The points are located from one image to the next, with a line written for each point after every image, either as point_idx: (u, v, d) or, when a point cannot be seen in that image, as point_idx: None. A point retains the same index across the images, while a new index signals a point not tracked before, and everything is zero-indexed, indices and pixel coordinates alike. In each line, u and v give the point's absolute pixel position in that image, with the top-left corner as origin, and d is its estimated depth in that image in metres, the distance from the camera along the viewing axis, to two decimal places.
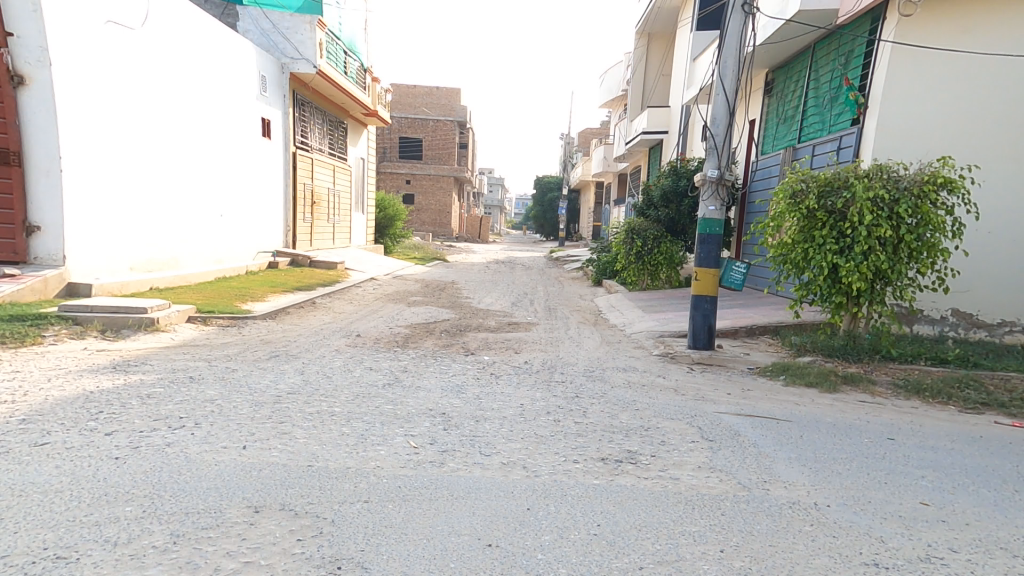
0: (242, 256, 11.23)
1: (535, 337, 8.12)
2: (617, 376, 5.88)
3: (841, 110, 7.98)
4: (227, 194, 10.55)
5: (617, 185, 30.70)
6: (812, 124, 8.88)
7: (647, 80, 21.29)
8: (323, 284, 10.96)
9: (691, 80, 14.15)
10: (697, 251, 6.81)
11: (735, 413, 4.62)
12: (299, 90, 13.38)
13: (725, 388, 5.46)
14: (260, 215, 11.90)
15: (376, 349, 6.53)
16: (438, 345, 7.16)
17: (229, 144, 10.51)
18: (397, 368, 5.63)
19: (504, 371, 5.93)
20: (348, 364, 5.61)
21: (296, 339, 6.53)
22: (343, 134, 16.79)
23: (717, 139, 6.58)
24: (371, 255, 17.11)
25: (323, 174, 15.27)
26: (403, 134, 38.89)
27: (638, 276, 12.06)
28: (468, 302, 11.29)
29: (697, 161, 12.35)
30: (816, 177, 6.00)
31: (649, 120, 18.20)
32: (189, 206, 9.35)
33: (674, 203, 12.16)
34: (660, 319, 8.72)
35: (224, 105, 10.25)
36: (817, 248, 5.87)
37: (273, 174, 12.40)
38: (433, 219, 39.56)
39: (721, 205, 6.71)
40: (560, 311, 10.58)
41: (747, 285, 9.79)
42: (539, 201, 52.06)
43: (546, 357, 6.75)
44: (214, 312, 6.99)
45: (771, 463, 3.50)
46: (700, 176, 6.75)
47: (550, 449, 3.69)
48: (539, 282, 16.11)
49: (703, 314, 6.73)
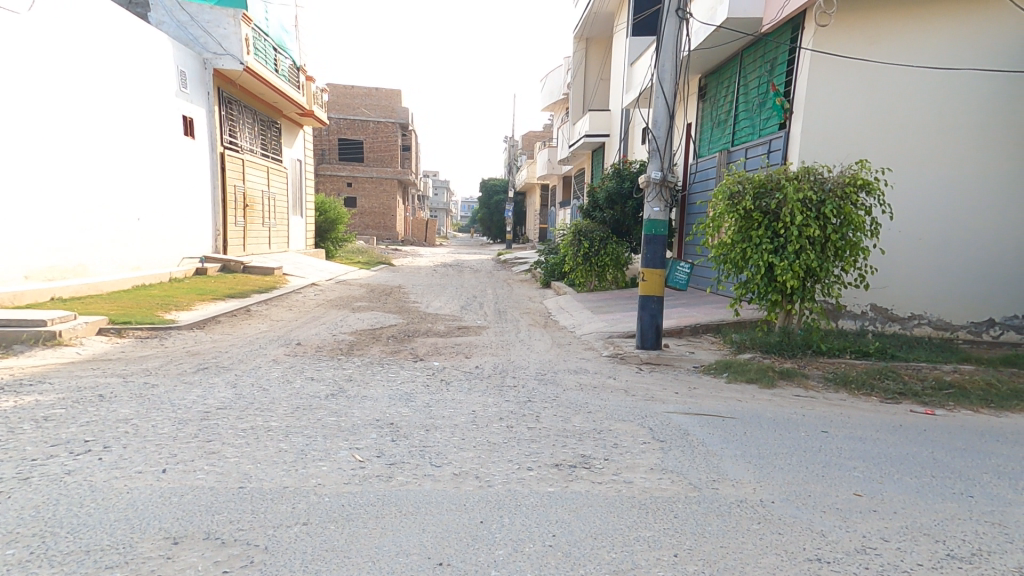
0: (164, 262, 10.43)
1: (485, 341, 8.00)
2: (569, 379, 5.87)
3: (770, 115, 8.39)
4: (144, 196, 9.75)
5: (562, 188, 31.09)
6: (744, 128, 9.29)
7: (587, 86, 21.70)
8: (258, 290, 10.37)
9: (629, 86, 14.52)
10: (644, 252, 6.92)
11: (683, 412, 4.70)
12: (225, 87, 12.62)
13: (673, 387, 5.56)
14: (185, 219, 11.08)
15: (318, 358, 6.20)
16: (385, 352, 6.90)
17: (145, 142, 9.73)
18: (341, 377, 5.35)
19: (455, 376, 5.78)
20: (287, 375, 5.28)
21: (228, 350, 6.08)
22: (276, 134, 16.03)
23: (658, 141, 6.73)
24: (312, 260, 16.41)
25: (257, 175, 14.48)
26: (342, 135, 37.60)
27: (586, 278, 12.22)
28: (416, 306, 11.02)
29: (638, 164, 12.66)
30: (751, 179, 6.20)
31: (591, 125, 18.54)
32: (98, 209, 8.57)
33: (617, 206, 12.39)
34: (608, 320, 8.83)
35: (136, 100, 9.47)
36: (754, 247, 6.08)
37: (198, 175, 11.60)
38: (378, 222, 38.61)
39: (665, 206, 6.88)
40: (510, 314, 10.52)
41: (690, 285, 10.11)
42: (485, 204, 52.01)
43: (497, 361, 6.65)
44: (130, 323, 6.41)
45: (719, 461, 3.55)
46: (644, 178, 6.88)
47: (503, 457, 3.58)
48: (488, 285, 16.01)
49: (651, 315, 6.86)
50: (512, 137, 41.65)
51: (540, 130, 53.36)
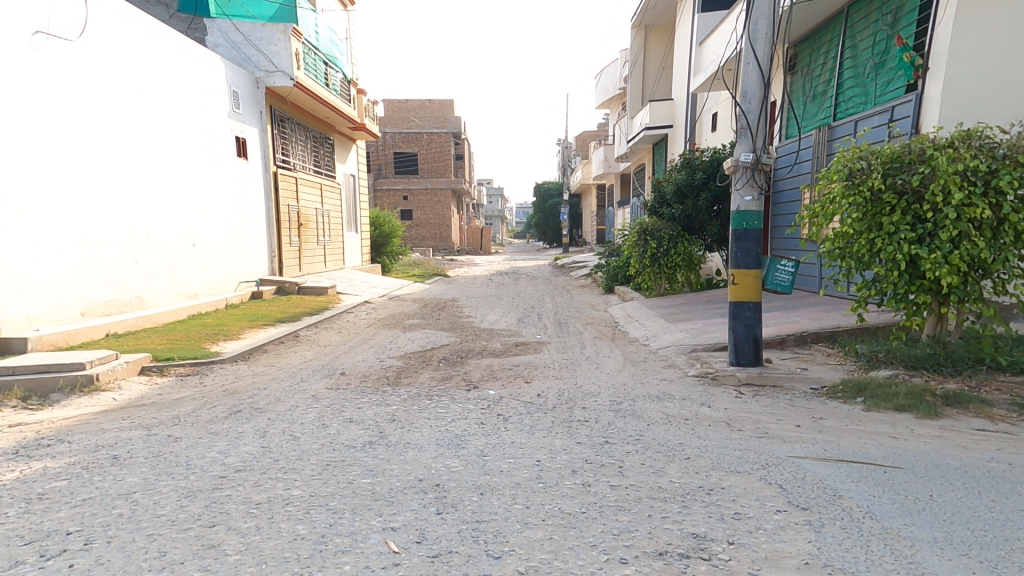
0: (221, 288, 10.25)
1: (547, 360, 7.08)
2: (652, 409, 4.81)
3: (896, 76, 6.98)
4: (198, 221, 9.59)
5: (620, 187, 29.70)
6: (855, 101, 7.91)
7: (646, 75, 20.38)
8: (310, 312, 10.00)
9: (697, 66, 13.22)
10: (733, 250, 5.82)
11: (817, 457, 3.56)
12: (277, 105, 12.43)
13: (794, 418, 4.41)
14: (240, 241, 10.92)
15: (364, 391, 5.50)
16: (436, 379, 6.14)
17: (198, 166, 9.62)
18: (382, 416, 4.61)
19: (514, 412, 4.87)
20: (324, 416, 4.58)
21: (267, 384, 5.51)
22: (329, 151, 15.93)
23: (750, 118, 5.60)
24: (366, 276, 16.18)
25: (310, 193, 14.33)
26: (397, 149, 38.11)
27: (654, 281, 11.13)
28: (471, 321, 10.28)
29: (711, 152, 11.24)
30: (880, 152, 5.02)
31: (653, 114, 17.24)
32: (154, 237, 8.41)
33: (689, 199, 10.96)
34: (689, 329, 7.66)
35: (189, 124, 9.34)
36: (887, 237, 4.89)
37: (252, 197, 11.44)
38: (433, 233, 38.71)
39: (759, 194, 5.73)
40: (573, 326, 9.54)
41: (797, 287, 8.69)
42: (539, 208, 51.19)
43: (562, 387, 5.71)
44: (174, 359, 5.98)
45: (912, 551, 2.48)
46: (731, 162, 5.76)
47: (583, 539, 2.66)
48: (545, 293, 15.10)
49: (746, 325, 5.77)
50: (565, 138, 40.61)
51: (593, 129, 51.96)
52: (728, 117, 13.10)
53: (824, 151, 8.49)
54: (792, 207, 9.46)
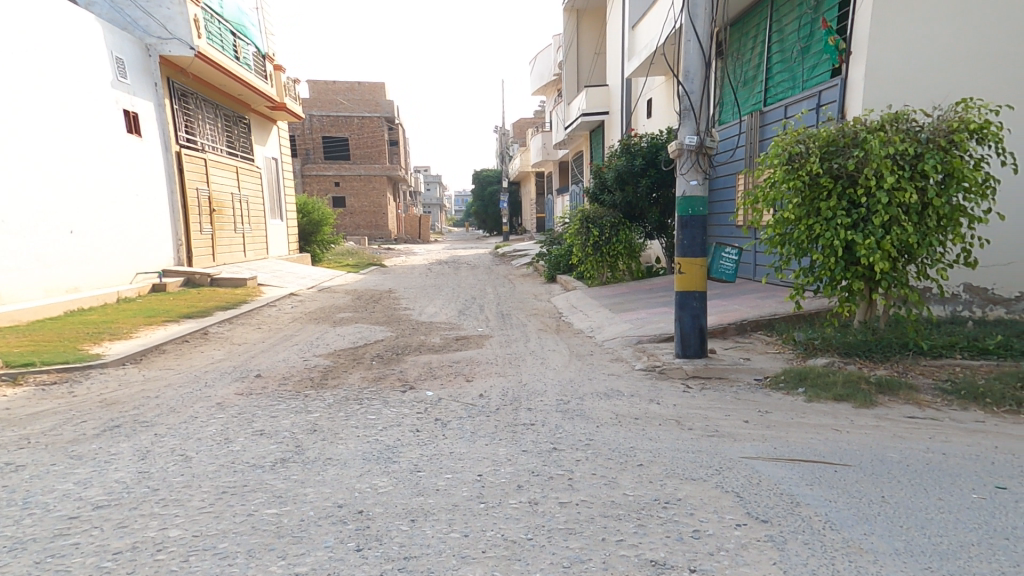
0: (112, 282, 9.01)
1: (489, 356, 6.69)
2: (601, 409, 4.54)
3: (822, 59, 7.03)
4: (77, 204, 8.32)
5: (559, 174, 29.67)
6: (785, 87, 7.95)
7: (582, 62, 20.24)
8: (222, 306, 8.99)
9: (631, 54, 13.14)
10: (679, 238, 5.62)
11: (769, 458, 3.37)
12: (176, 76, 11.08)
13: (741, 412, 4.24)
14: (135, 229, 9.67)
15: (282, 395, 4.87)
16: (366, 380, 5.59)
17: (75, 141, 8.32)
18: (300, 426, 4.03)
19: (453, 416, 4.44)
20: (227, 428, 3.92)
21: (160, 392, 4.74)
22: (244, 132, 14.59)
23: (693, 98, 5.38)
24: (294, 266, 15.05)
25: (224, 176, 13.02)
26: (326, 132, 36.01)
27: (597, 270, 10.95)
28: (407, 314, 9.70)
29: (649, 138, 11.12)
30: (816, 135, 4.92)
31: (589, 102, 17.12)
32: (13, 223, 7.16)
33: (629, 186, 10.77)
34: (634, 321, 7.53)
35: (60, 92, 8.05)
36: (825, 223, 4.82)
37: (149, 179, 10.15)
38: (369, 221, 37.17)
39: (703, 177, 5.56)
40: (515, 318, 9.20)
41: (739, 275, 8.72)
42: (479, 196, 50.57)
43: (506, 386, 5.35)
44: (36, 366, 5.02)
45: (876, 568, 2.28)
46: (675, 145, 5.52)
47: (528, 571, 2.28)
48: (488, 283, 14.69)
49: (692, 316, 5.63)
50: (503, 124, 40.10)
51: (532, 116, 51.68)
52: (663, 106, 13.15)
53: (757, 137, 8.51)
54: (727, 193, 9.51)
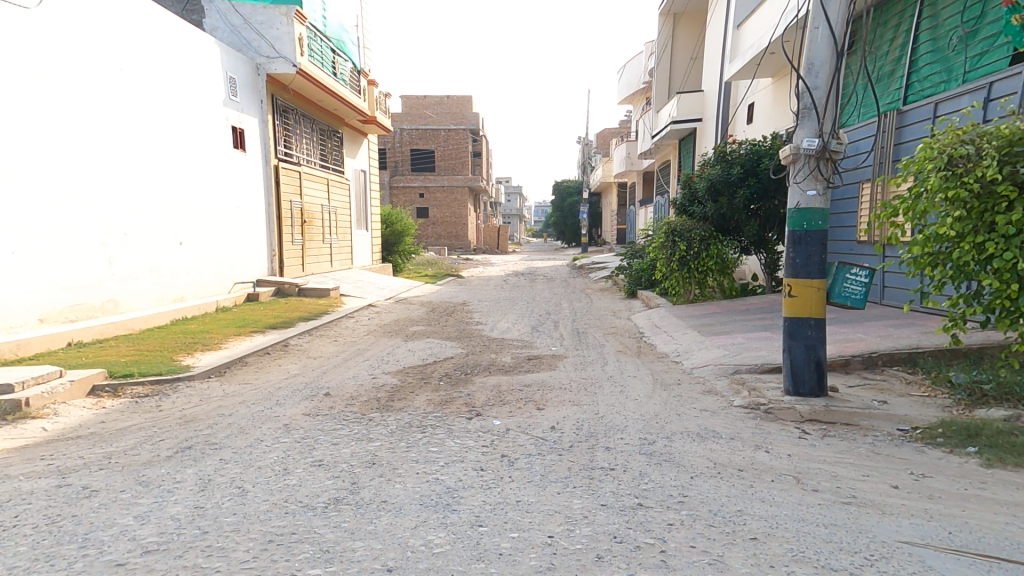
0: (213, 290, 9.51)
1: (564, 381, 6.19)
2: (694, 454, 3.90)
3: (997, 44, 6.04)
4: (188, 217, 8.87)
5: (643, 186, 28.62)
6: (935, 83, 6.94)
7: (674, 67, 19.29)
8: (307, 316, 9.18)
9: (735, 51, 12.15)
10: (791, 257, 4.87)
11: (955, 552, 2.64)
12: (279, 95, 11.65)
13: (888, 474, 3.48)
14: (236, 239, 10.20)
15: (347, 418, 4.65)
16: (432, 402, 5.29)
17: (188, 157, 8.90)
18: (358, 457, 3.74)
19: (522, 453, 3.97)
20: (288, 456, 3.67)
21: (231, 408, 4.66)
22: (337, 146, 15.21)
23: (815, 98, 4.65)
24: (375, 277, 15.45)
25: (316, 189, 13.58)
26: (414, 146, 37.46)
27: (684, 286, 10.10)
28: (480, 329, 9.44)
29: (750, 144, 10.03)
30: (996, 135, 4.03)
31: (681, 107, 16.18)
32: (133, 235, 7.69)
33: (723, 197, 9.92)
34: (728, 346, 6.70)
35: (178, 112, 8.66)
36: (1003, 241, 3.89)
37: (250, 192, 10.71)
38: (449, 231, 37.94)
39: (823, 187, 4.77)
40: (592, 337, 8.61)
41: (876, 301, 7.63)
42: (557, 207, 50.18)
43: (581, 417, 4.82)
44: (132, 377, 5.19)
45: None
46: (790, 149, 4.80)
47: None
48: (562, 296, 14.16)
49: (806, 346, 4.85)
50: (586, 136, 39.57)
51: (613, 127, 50.74)
52: (771, 106, 12.07)
53: (892, 141, 7.51)
54: (852, 203, 8.41)
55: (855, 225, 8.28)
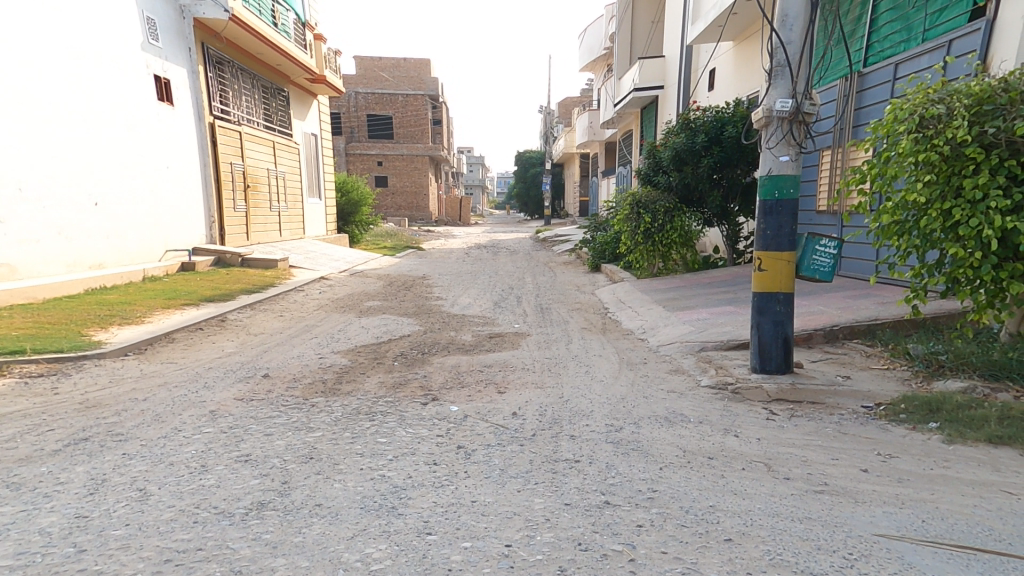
0: (138, 257, 8.60)
1: (527, 362, 5.91)
2: (663, 441, 3.65)
3: (956, 1, 5.89)
4: (103, 174, 7.89)
5: (605, 156, 28.33)
6: (893, 45, 6.85)
7: (636, 33, 18.81)
8: (247, 289, 8.46)
9: (698, 16, 11.82)
10: (762, 227, 4.63)
11: (928, 545, 2.42)
12: (209, 43, 10.53)
13: (855, 456, 3.27)
14: (165, 203, 9.25)
15: (284, 401, 4.14)
16: (383, 386, 4.88)
17: (100, 106, 7.85)
18: (294, 449, 3.26)
19: (479, 444, 3.63)
20: (209, 448, 3.18)
21: (151, 392, 4.10)
22: (283, 104, 14.11)
23: (789, 53, 4.35)
24: (329, 248, 14.65)
25: (261, 151, 12.56)
26: (371, 110, 35.78)
27: (648, 260, 9.90)
28: (439, 304, 9.04)
29: (714, 112, 9.76)
30: (968, 94, 3.84)
31: (644, 75, 15.80)
32: (31, 192, 6.74)
33: (688, 167, 9.66)
34: (694, 322, 6.52)
35: (85, 52, 7.57)
36: (969, 207, 3.72)
37: (180, 151, 9.71)
38: (410, 202, 36.84)
39: (796, 153, 4.51)
40: (556, 313, 8.35)
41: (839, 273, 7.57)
42: (522, 178, 49.50)
43: (544, 402, 4.54)
44: (26, 354, 4.53)
45: None
46: (762, 111, 4.51)
47: None
48: (526, 270, 13.84)
49: (774, 322, 4.65)
50: (549, 104, 38.79)
51: (577, 96, 50.00)
52: (733, 74, 11.84)
53: (853, 106, 7.44)
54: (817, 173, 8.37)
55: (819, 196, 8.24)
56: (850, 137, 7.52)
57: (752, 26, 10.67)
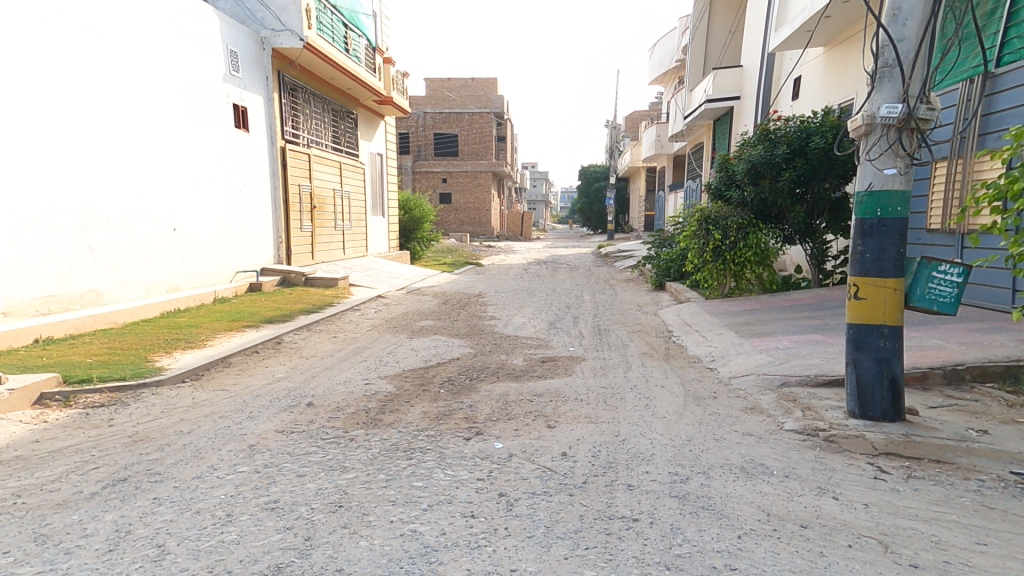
0: (210, 278, 9.00)
1: (580, 392, 5.47)
2: (740, 499, 3.09)
3: None
4: (182, 200, 8.34)
5: (673, 170, 27.33)
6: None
7: (710, 42, 17.97)
8: (308, 309, 8.60)
9: (781, 20, 11.01)
10: (863, 249, 3.98)
11: None
12: (285, 70, 10.98)
13: (1008, 543, 2.58)
14: (237, 225, 9.65)
15: (314, 435, 3.93)
16: (427, 417, 4.61)
17: (182, 136, 8.33)
18: (323, 495, 3.03)
19: (522, 492, 3.24)
20: (238, 494, 3.01)
21: (196, 422, 4.06)
22: (351, 126, 14.59)
23: (901, 53, 3.72)
24: (390, 265, 14.91)
25: (328, 172, 12.98)
26: (437, 129, 36.70)
27: (718, 280, 9.17)
28: (493, 326, 8.79)
29: (798, 120, 8.94)
30: None
31: (718, 84, 15.00)
32: (118, 218, 7.18)
33: (765, 180, 8.89)
34: (771, 352, 5.83)
35: (171, 85, 8.07)
36: None
37: (253, 175, 10.14)
38: (471, 217, 37.27)
39: (906, 166, 3.85)
40: (615, 337, 7.84)
41: (975, 302, 6.60)
42: (583, 192, 48.96)
43: (598, 442, 4.09)
44: (91, 382, 4.66)
45: None
46: (864, 117, 3.89)
47: None
48: (586, 288, 13.35)
49: (876, 359, 3.97)
50: (615, 119, 38.20)
51: (642, 109, 49.01)
52: (822, 79, 10.88)
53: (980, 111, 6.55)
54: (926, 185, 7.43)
55: (931, 210, 7.29)
56: (975, 147, 6.62)
57: (846, 28, 9.75)
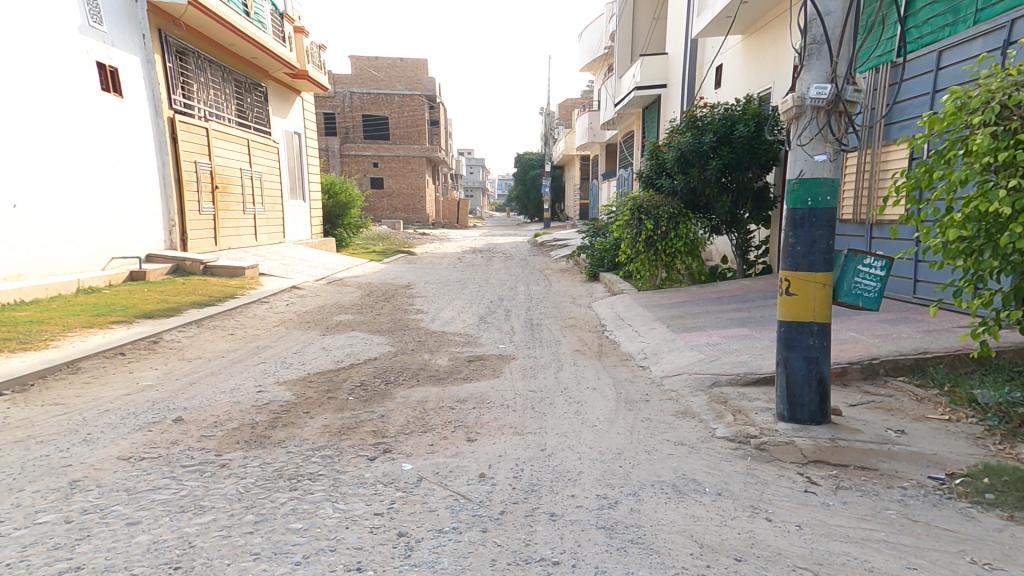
0: (73, 266, 7.68)
1: (506, 396, 5.02)
2: (668, 527, 2.76)
3: None
4: (27, 172, 6.99)
5: (606, 158, 27.50)
6: (936, 32, 6.03)
7: (637, 30, 18.00)
8: (199, 301, 7.57)
9: (702, 7, 11.02)
10: (794, 241, 3.72)
11: None
12: (168, 29, 9.60)
13: (939, 566, 2.38)
14: (111, 206, 8.37)
15: (164, 463, 3.19)
16: (328, 430, 3.94)
17: (26, 95, 6.96)
18: (157, 553, 2.37)
19: (426, 530, 2.73)
20: (26, 559, 2.28)
21: (1, 455, 3.20)
22: (260, 99, 13.26)
23: (826, 29, 3.47)
24: (311, 253, 13.80)
25: (232, 150, 11.69)
26: (366, 111, 34.97)
27: (650, 271, 9.02)
28: (418, 320, 8.18)
29: (723, 109, 8.90)
30: None
31: (645, 73, 14.99)
32: None
33: (694, 169, 8.79)
34: (704, 348, 5.64)
35: (7, 33, 6.68)
36: None
37: (131, 148, 8.83)
38: (406, 204, 35.95)
39: (837, 151, 3.60)
40: (546, 332, 7.48)
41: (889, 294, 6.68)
42: (520, 180, 48.74)
43: (522, 457, 3.66)
44: None
45: None
46: (794, 99, 3.61)
47: None
48: (520, 278, 12.99)
49: (806, 359, 3.73)
50: (549, 106, 38.06)
51: (576, 98, 49.29)
52: (742, 68, 10.99)
53: (887, 99, 6.61)
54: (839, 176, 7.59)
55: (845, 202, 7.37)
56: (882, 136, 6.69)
57: (763, 16, 9.84)
